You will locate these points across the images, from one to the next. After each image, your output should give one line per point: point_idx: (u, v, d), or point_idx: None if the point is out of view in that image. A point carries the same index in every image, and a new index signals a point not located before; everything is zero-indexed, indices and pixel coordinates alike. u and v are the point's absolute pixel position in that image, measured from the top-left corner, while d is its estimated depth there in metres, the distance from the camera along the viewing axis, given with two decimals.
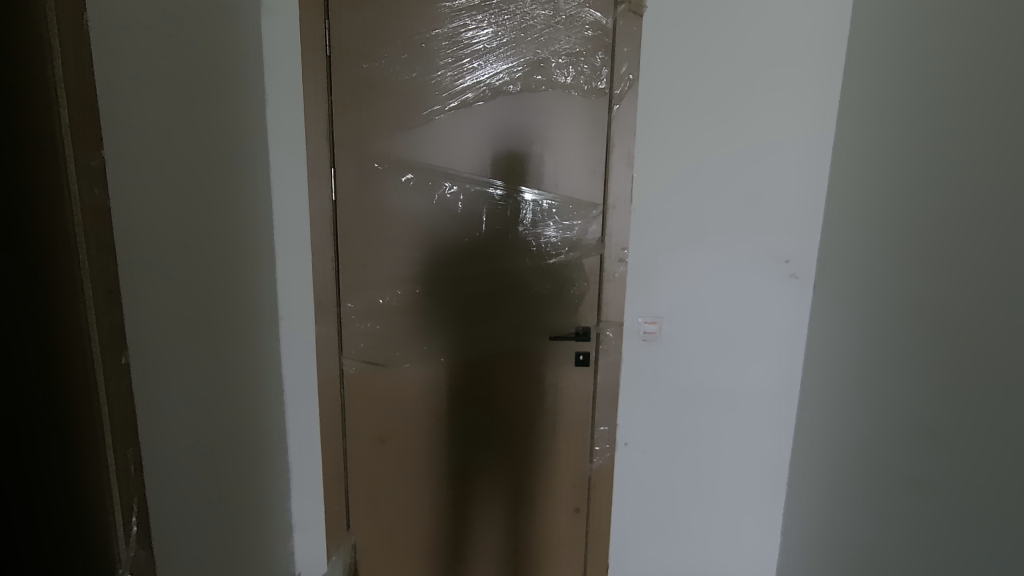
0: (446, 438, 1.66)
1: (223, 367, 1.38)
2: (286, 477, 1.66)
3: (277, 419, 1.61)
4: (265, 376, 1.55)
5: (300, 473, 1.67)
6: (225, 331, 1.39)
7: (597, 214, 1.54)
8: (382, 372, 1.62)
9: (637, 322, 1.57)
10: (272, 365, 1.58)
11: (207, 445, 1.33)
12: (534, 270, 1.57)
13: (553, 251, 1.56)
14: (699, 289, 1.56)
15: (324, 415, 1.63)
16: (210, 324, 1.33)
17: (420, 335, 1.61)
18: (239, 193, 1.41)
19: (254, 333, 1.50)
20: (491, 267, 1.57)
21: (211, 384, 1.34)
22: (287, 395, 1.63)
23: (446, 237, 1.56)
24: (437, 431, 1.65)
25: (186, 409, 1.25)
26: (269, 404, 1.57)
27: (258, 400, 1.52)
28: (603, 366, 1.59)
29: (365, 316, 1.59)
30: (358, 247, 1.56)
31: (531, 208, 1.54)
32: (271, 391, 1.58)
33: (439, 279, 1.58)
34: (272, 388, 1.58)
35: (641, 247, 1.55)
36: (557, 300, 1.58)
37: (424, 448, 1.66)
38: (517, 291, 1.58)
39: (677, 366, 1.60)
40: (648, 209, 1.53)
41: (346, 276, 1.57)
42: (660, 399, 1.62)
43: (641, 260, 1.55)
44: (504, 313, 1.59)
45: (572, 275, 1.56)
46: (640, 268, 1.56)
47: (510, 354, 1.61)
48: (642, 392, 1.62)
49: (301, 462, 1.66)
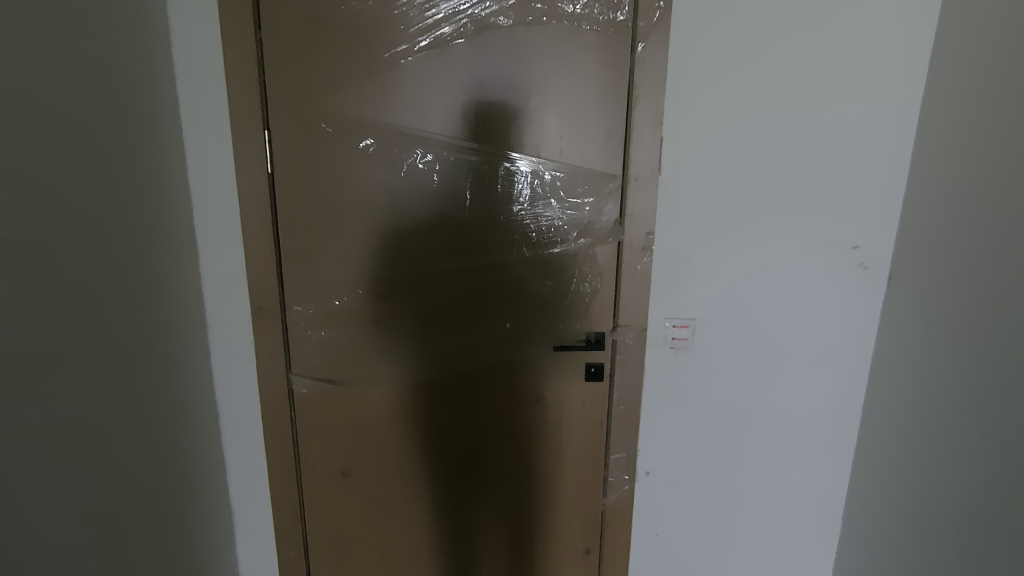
0: (426, 471, 1.34)
1: (123, 397, 1.04)
2: (228, 518, 1.35)
3: (215, 449, 1.29)
4: (190, 399, 1.21)
5: (247, 514, 1.36)
6: (126, 351, 1.05)
7: (614, 190, 1.20)
8: (344, 392, 1.29)
9: (664, 327, 1.25)
10: (201, 385, 1.24)
11: (110, 505, 1.01)
12: (534, 263, 1.23)
13: (558, 237, 1.22)
14: (742, 284, 1.24)
15: (271, 444, 1.30)
16: (103, 339, 0.99)
17: (390, 343, 1.27)
18: (136, 164, 1.05)
19: (171, 348, 1.15)
20: (478, 259, 1.23)
21: (109, 424, 1.01)
22: (223, 421, 1.30)
23: (420, 219, 1.21)
24: (416, 462, 1.33)
25: (74, 462, 0.93)
26: (196, 436, 1.23)
27: (177, 433, 1.18)
28: (619, 380, 1.27)
29: (319, 322, 1.25)
30: (306, 234, 1.20)
31: (529, 182, 1.20)
32: (203, 415, 1.25)
33: (414, 273, 1.24)
34: (202, 414, 1.25)
35: (670, 233, 1.21)
36: (564, 299, 1.24)
37: (399, 483, 1.35)
38: (513, 289, 1.25)
39: (712, 380, 1.29)
40: (681, 183, 1.19)
41: (292, 271, 1.22)
42: (691, 421, 1.31)
43: (669, 248, 1.22)
44: (496, 316, 1.26)
45: (584, 268, 1.23)
46: (670, 258, 1.22)
47: (504, 369, 1.29)
48: (669, 413, 1.30)
49: (247, 500, 1.35)
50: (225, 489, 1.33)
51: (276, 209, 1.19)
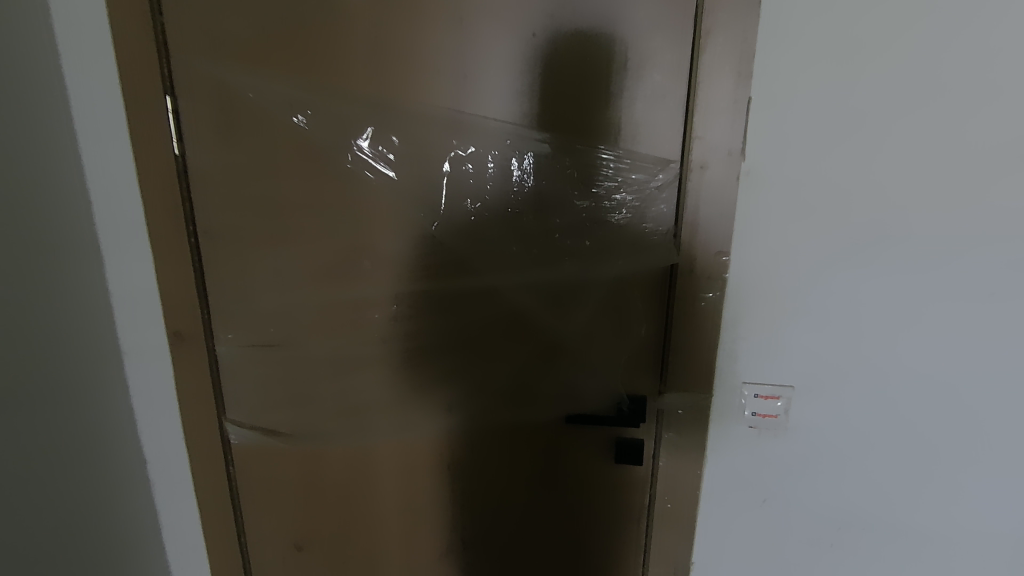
0: (400, 553, 1.01)
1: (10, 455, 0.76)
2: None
3: (142, 509, 1.02)
4: (107, 458, 0.93)
5: None
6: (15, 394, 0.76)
7: (664, 185, 0.77)
8: (290, 450, 0.98)
9: (741, 397, 0.81)
10: (121, 431, 0.96)
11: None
12: (545, 292, 0.84)
13: (579, 256, 0.82)
14: (871, 336, 0.78)
15: (206, 508, 1.02)
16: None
17: (345, 394, 0.93)
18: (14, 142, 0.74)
19: (76, 390, 0.87)
20: (464, 283, 0.85)
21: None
22: (150, 473, 1.02)
23: (382, 223, 0.85)
24: (387, 541, 1.01)
25: None
26: (117, 503, 0.95)
27: (96, 507, 0.91)
28: (667, 468, 0.86)
29: (254, 358, 0.94)
30: (230, 240, 0.88)
31: (536, 172, 0.80)
32: (126, 470, 0.98)
33: (373, 299, 0.88)
34: (124, 473, 0.97)
35: (756, 255, 0.77)
36: (589, 346, 0.85)
37: (367, 565, 1.03)
38: (511, 329, 0.86)
39: (812, 480, 0.84)
40: (778, 175, 0.74)
41: (215, 290, 0.91)
42: (778, 533, 0.87)
43: (753, 277, 0.77)
44: (488, 364, 0.88)
45: (614, 302, 0.83)
46: (756, 293, 0.78)
47: (500, 435, 0.91)
48: (744, 521, 0.87)
49: (185, 567, 1.08)
50: (165, 557, 1.07)
51: (191, 208, 0.87)
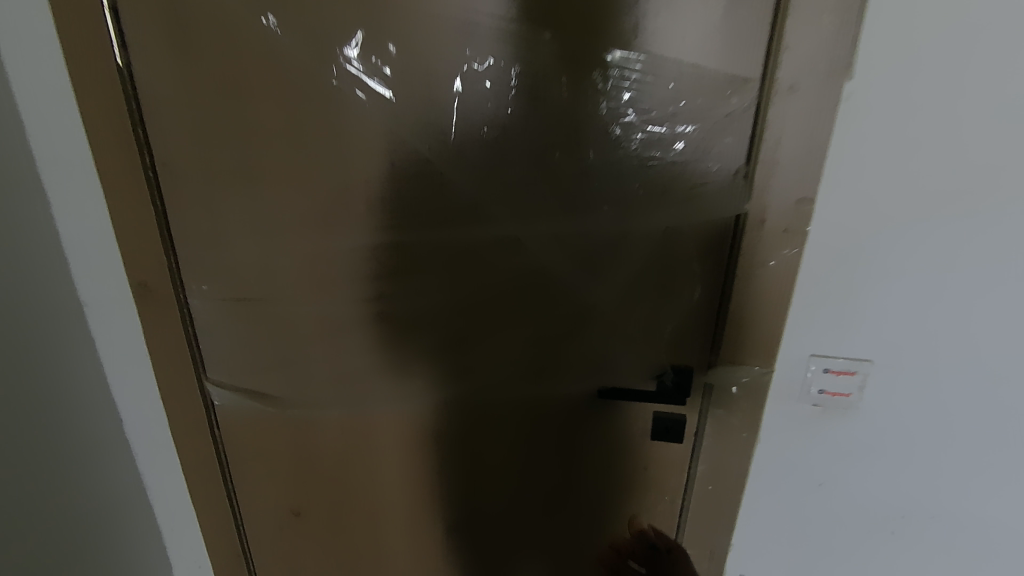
0: (410, 521, 0.92)
1: None
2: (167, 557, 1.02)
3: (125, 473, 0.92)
4: (70, 424, 0.82)
5: (179, 548, 1.01)
6: None
7: (736, 111, 0.61)
8: (279, 414, 0.87)
9: (807, 373, 0.69)
10: (93, 391, 0.86)
11: None
12: (578, 247, 0.69)
13: (621, 202, 0.67)
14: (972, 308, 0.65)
15: (192, 475, 0.92)
16: None
17: (342, 357, 0.81)
18: None
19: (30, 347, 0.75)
20: (479, 234, 0.71)
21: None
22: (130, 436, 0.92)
23: (379, 156, 0.69)
24: (395, 510, 0.92)
25: None
26: (87, 470, 0.86)
27: (56, 477, 0.81)
28: (711, 447, 0.75)
29: (234, 314, 0.81)
30: (196, 175, 0.73)
31: (571, 93, 0.64)
32: (99, 433, 0.87)
33: (369, 250, 0.73)
34: (96, 436, 0.87)
35: (843, 205, 0.62)
36: (628, 311, 0.71)
37: (374, 533, 0.94)
38: (533, 289, 0.73)
39: (874, 463, 0.75)
40: (885, 105, 0.58)
41: (182, 235, 0.76)
42: (831, 517, 0.79)
43: (838, 233, 0.63)
44: (506, 328, 0.76)
45: (661, 261, 0.68)
46: (840, 252, 0.64)
47: (519, 406, 0.80)
48: (795, 504, 0.78)
49: (177, 533, 0.99)
50: (155, 525, 0.98)
51: (146, 134, 0.71)
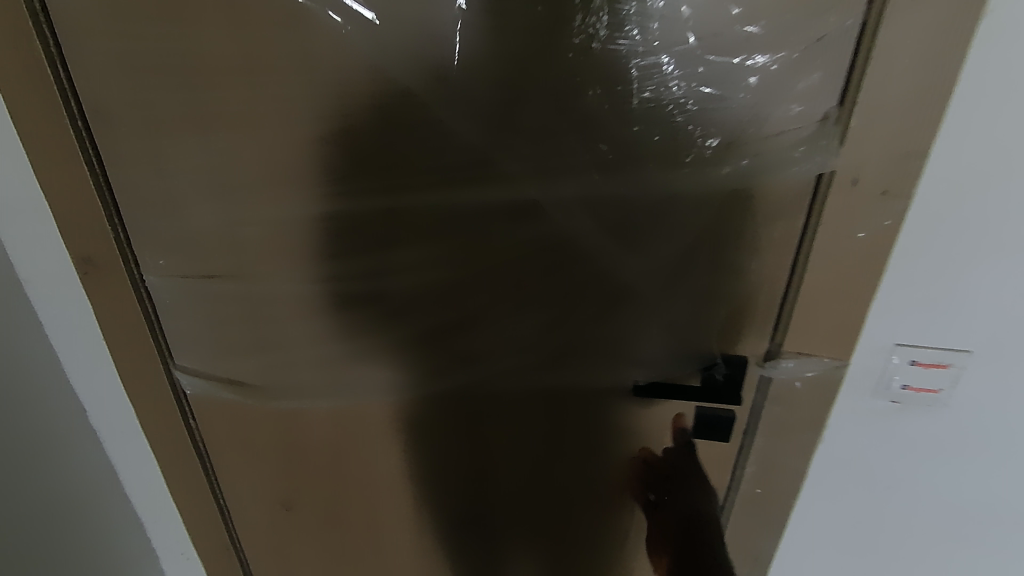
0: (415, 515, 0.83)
1: None
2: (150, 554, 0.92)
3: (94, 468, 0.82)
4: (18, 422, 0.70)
5: (160, 543, 0.91)
6: None
7: (828, 38, 0.48)
8: (263, 404, 0.75)
9: (887, 362, 0.62)
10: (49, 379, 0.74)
11: None
12: (617, 211, 0.56)
13: (672, 157, 0.54)
14: None
15: (169, 471, 0.81)
16: None
17: (332, 344, 0.68)
18: None
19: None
20: (494, 196, 0.58)
21: None
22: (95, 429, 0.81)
23: (368, 99, 0.55)
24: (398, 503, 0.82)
25: None
26: (44, 472, 0.74)
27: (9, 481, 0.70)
28: (764, 446, 0.66)
29: (200, 293, 0.67)
30: (137, 123, 0.58)
31: (611, 15, 0.49)
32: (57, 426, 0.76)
33: (358, 215, 0.60)
34: (53, 432, 0.75)
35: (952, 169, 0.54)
36: (675, 289, 0.60)
37: (376, 526, 0.85)
38: (557, 264, 0.60)
39: (955, 466, 0.67)
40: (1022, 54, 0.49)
41: (130, 199, 0.62)
42: (900, 521, 0.72)
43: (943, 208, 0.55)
44: (523, 310, 0.63)
45: (715, 227, 0.56)
46: (935, 228, 0.56)
47: (538, 395, 0.69)
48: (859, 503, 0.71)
49: (156, 527, 0.90)
50: (132, 521, 0.88)
51: (68, 70, 0.56)
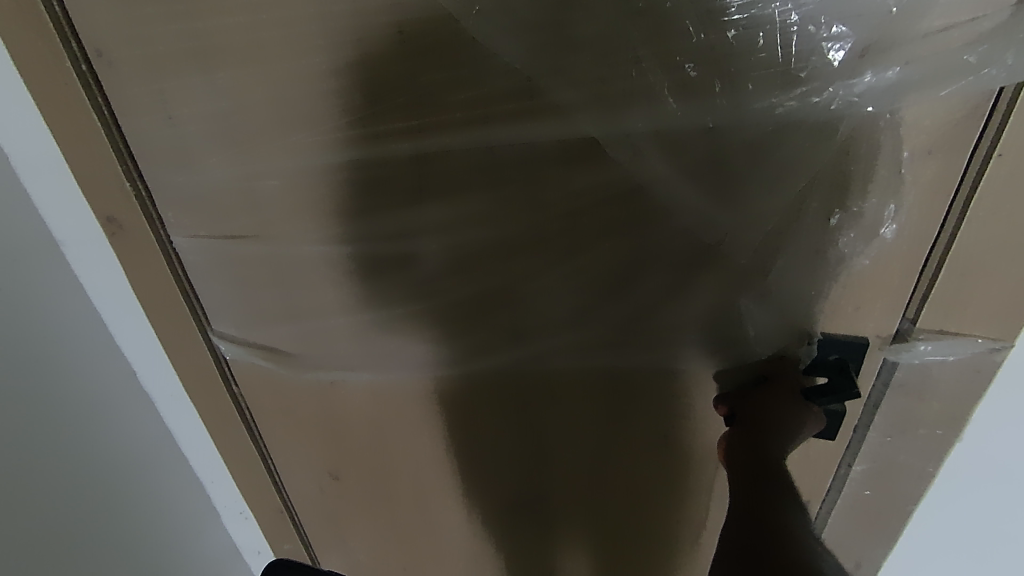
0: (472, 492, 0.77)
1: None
2: (215, 527, 0.90)
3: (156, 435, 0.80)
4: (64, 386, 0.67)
5: (219, 512, 0.89)
6: None
7: None
8: (303, 372, 0.70)
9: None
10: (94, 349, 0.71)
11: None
12: (704, 150, 0.44)
13: (783, 73, 0.41)
14: None
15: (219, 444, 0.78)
16: None
17: (373, 310, 0.62)
18: None
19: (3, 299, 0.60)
20: (545, 132, 0.47)
21: None
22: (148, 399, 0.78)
23: (396, 19, 0.45)
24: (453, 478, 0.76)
25: None
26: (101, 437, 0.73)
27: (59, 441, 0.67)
28: (879, 445, 0.56)
29: (231, 256, 0.62)
30: (144, 65, 0.51)
31: None
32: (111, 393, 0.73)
33: (387, 162, 0.51)
34: (102, 400, 0.73)
35: None
36: (773, 253, 0.47)
37: (431, 501, 0.80)
38: (620, 218, 0.49)
39: None
40: None
41: (145, 150, 0.56)
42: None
43: None
44: (578, 273, 0.53)
45: (832, 164, 0.43)
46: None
47: (597, 371, 0.60)
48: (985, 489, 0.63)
49: (213, 494, 0.87)
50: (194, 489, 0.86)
51: (62, 3, 0.49)
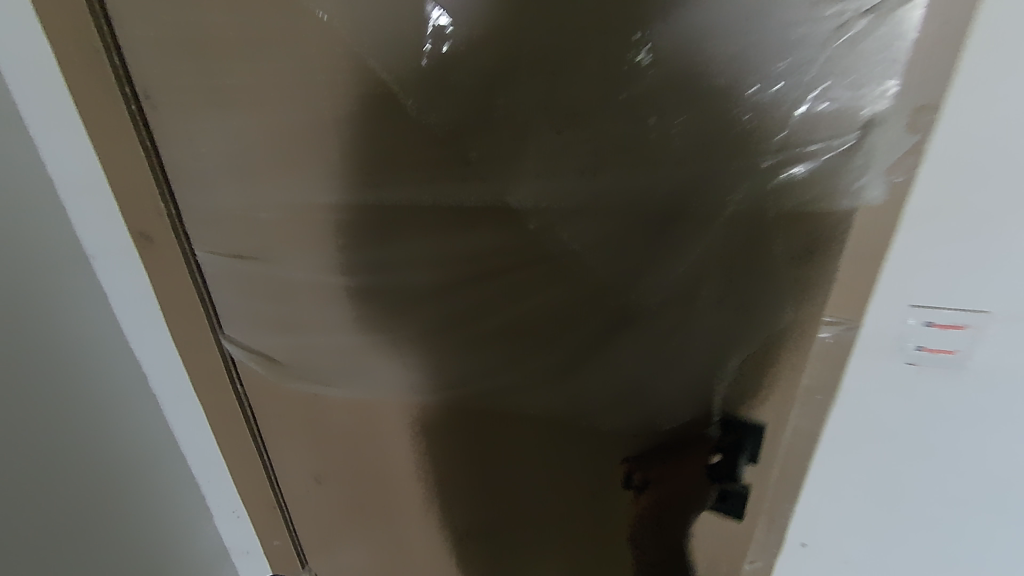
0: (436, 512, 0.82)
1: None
2: (195, 509, 0.99)
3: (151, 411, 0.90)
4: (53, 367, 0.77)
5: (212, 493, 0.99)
6: None
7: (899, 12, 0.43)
8: (293, 380, 0.77)
9: (902, 326, 0.54)
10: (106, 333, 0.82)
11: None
12: (638, 207, 0.52)
13: (696, 153, 0.49)
14: None
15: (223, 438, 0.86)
16: None
17: (357, 335, 0.69)
18: None
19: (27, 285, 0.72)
20: (477, 196, 0.56)
21: None
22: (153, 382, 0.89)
23: (378, 89, 0.53)
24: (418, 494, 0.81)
25: None
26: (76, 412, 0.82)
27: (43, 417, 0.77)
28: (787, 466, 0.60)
29: (240, 273, 0.70)
30: (179, 108, 0.61)
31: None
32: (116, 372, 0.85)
33: (356, 209, 0.60)
34: (104, 372, 0.84)
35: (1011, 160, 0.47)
36: (684, 309, 0.55)
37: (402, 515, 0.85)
38: (555, 269, 0.57)
39: (984, 438, 0.58)
40: None
41: (179, 178, 0.65)
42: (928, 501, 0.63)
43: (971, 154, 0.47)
44: (522, 319, 0.60)
45: (741, 232, 0.51)
46: (966, 175, 0.48)
47: (541, 408, 0.65)
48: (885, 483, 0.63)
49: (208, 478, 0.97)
50: (179, 468, 0.96)
51: (121, 56, 0.59)
